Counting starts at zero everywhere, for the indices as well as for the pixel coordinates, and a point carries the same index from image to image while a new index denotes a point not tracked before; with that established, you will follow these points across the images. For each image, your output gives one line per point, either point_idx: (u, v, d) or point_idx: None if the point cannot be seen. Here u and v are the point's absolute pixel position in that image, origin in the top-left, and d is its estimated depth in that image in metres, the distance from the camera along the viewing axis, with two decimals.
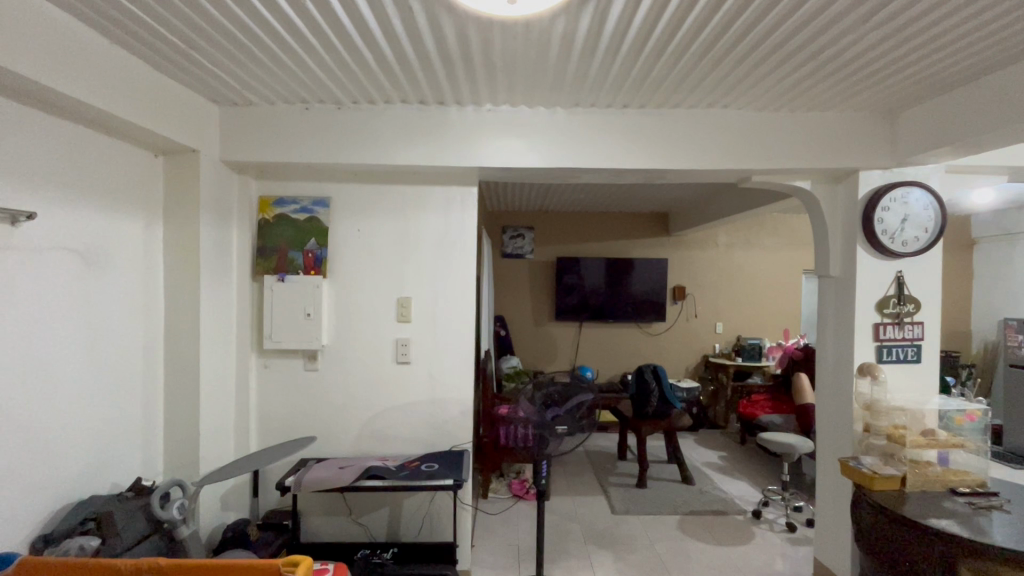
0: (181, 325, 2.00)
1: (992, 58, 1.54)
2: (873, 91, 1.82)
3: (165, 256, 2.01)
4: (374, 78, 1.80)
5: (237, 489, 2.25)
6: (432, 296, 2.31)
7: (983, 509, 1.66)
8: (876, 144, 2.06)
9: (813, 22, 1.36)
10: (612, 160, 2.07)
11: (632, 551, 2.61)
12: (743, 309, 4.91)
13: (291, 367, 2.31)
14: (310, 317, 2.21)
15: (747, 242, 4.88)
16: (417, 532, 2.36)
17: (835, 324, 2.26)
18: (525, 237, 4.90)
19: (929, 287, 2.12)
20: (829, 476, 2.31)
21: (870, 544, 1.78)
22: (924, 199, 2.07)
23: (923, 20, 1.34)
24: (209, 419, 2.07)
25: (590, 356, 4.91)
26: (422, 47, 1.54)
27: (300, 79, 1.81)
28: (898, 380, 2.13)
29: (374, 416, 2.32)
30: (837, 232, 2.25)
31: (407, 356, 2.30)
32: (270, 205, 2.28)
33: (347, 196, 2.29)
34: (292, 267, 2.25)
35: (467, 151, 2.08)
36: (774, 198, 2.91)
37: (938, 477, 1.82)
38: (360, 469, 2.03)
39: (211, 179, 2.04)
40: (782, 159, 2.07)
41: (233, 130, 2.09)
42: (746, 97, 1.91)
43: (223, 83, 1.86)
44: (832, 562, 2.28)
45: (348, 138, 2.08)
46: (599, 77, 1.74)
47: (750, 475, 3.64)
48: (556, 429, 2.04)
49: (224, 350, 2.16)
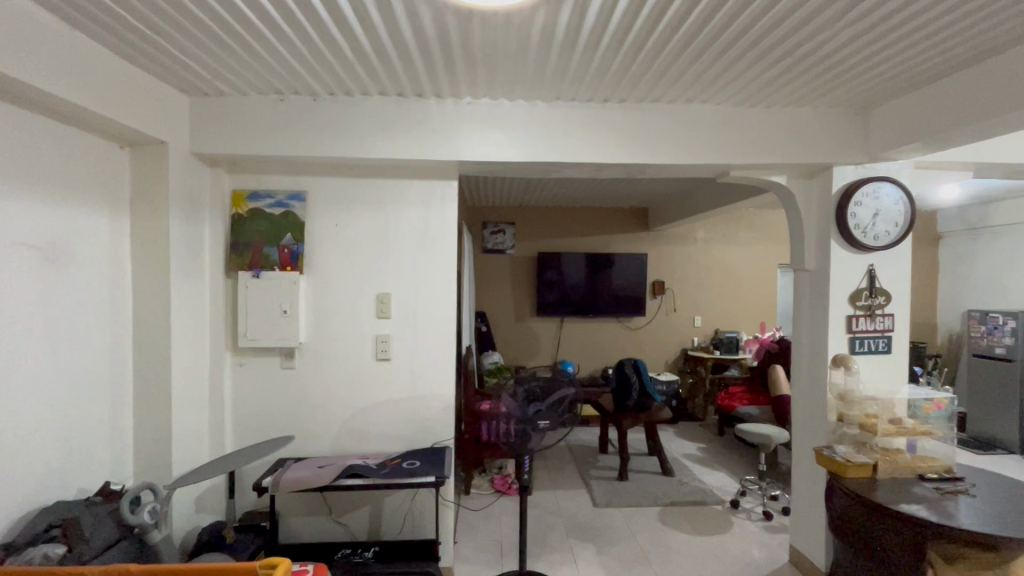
0: (151, 324, 1.94)
1: (959, 57, 1.59)
2: (847, 88, 1.86)
3: (132, 252, 1.93)
4: (349, 67, 1.74)
5: (212, 492, 2.19)
6: (412, 291, 2.28)
7: (951, 493, 1.73)
8: (850, 139, 2.10)
9: (790, 19, 1.38)
10: (592, 156, 2.07)
11: (613, 543, 2.64)
12: (721, 303, 4.99)
13: (267, 366, 2.25)
14: (287, 314, 2.17)
15: (725, 236, 4.96)
16: (399, 531, 2.33)
17: (810, 318, 2.31)
18: (506, 232, 4.88)
19: (900, 280, 2.18)
20: (805, 465, 2.36)
21: (844, 531, 1.83)
22: (894, 195, 2.13)
23: (896, 17, 1.36)
24: (182, 420, 2.00)
25: (571, 351, 4.93)
26: (400, 37, 1.51)
27: (272, 68, 1.75)
28: (871, 371, 2.19)
29: (354, 415, 2.28)
30: (812, 226, 2.29)
31: (387, 353, 2.27)
32: (244, 198, 2.21)
33: (324, 190, 2.24)
34: (267, 262, 2.20)
35: (447, 144, 2.05)
36: (752, 193, 2.96)
37: (908, 464, 1.88)
38: (340, 468, 2.00)
39: (180, 172, 1.97)
40: (760, 153, 2.10)
41: (203, 121, 2.02)
42: (725, 93, 1.93)
43: (194, 73, 1.79)
44: (807, 549, 2.34)
45: (327, 130, 2.03)
46: (579, 71, 1.74)
47: (728, 466, 3.71)
48: (539, 423, 2.04)
49: (199, 349, 2.11)
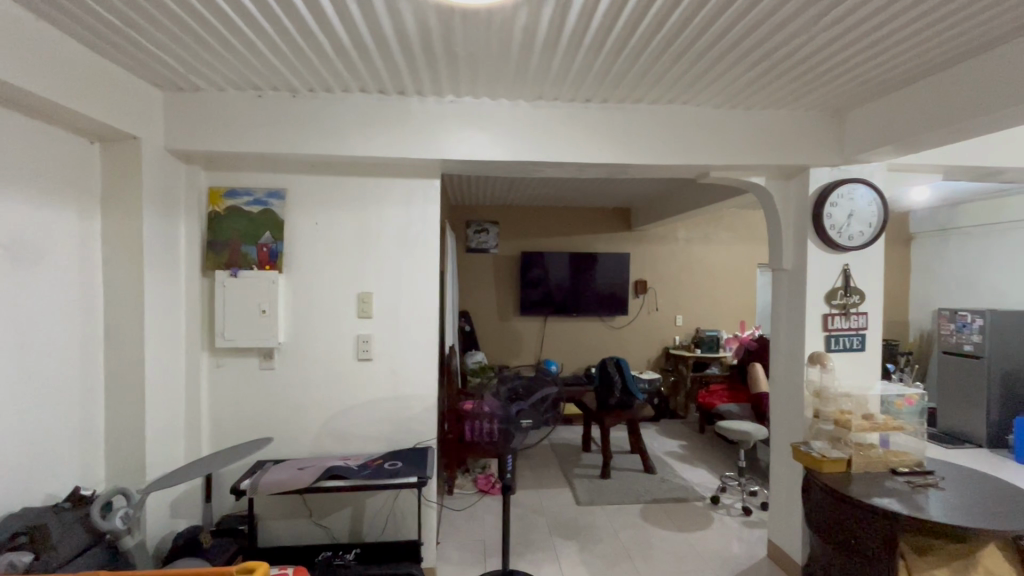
0: (124, 325, 1.88)
1: (929, 63, 1.64)
2: (822, 91, 1.90)
3: (103, 250, 1.88)
4: (329, 64, 1.72)
5: (188, 495, 2.15)
6: (394, 290, 2.26)
7: (921, 486, 1.78)
8: (826, 142, 2.15)
9: (767, 22, 1.40)
10: (574, 155, 2.07)
11: (596, 541, 2.66)
12: (701, 302, 5.05)
13: (245, 366, 2.21)
14: (266, 314, 2.13)
15: (706, 236, 5.03)
16: (381, 532, 2.31)
17: (787, 316, 2.35)
18: (489, 231, 4.88)
19: (874, 279, 2.23)
20: (783, 460, 2.41)
21: (819, 525, 1.86)
22: (868, 196, 2.18)
23: (870, 22, 1.39)
24: (156, 422, 1.95)
25: (555, 350, 4.94)
26: (381, 34, 1.49)
27: (249, 62, 1.71)
28: (846, 368, 2.24)
29: (335, 415, 2.26)
30: (789, 226, 2.33)
31: (368, 353, 2.25)
32: (221, 196, 2.17)
33: (304, 188, 2.21)
34: (245, 261, 2.16)
35: (429, 142, 2.04)
36: (732, 194, 3.00)
37: (880, 458, 1.93)
38: (320, 469, 1.98)
39: (154, 168, 1.92)
40: (739, 154, 2.13)
41: (178, 116, 1.97)
42: (705, 94, 1.95)
43: (168, 67, 1.75)
44: (785, 543, 2.39)
45: (307, 127, 2.00)
46: (561, 70, 1.74)
47: (708, 462, 3.77)
48: (521, 423, 2.02)
49: (174, 349, 2.06)
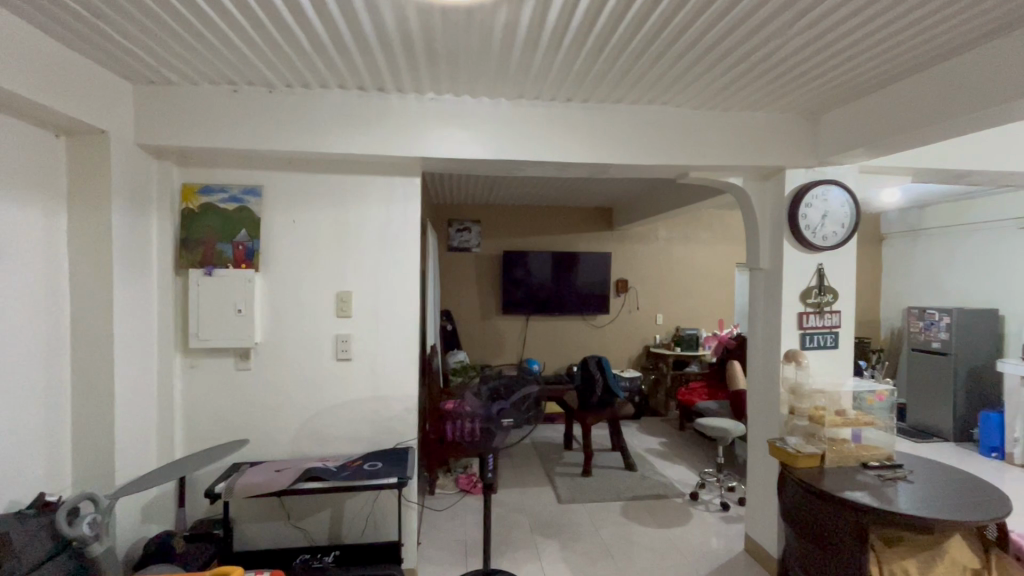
0: (92, 325, 1.83)
1: (898, 67, 1.68)
2: (797, 94, 1.94)
3: (70, 248, 1.82)
4: (306, 59, 1.69)
5: (161, 499, 2.09)
6: (374, 289, 2.23)
7: (891, 480, 1.83)
8: (801, 144, 2.20)
9: (744, 25, 1.42)
10: (555, 155, 2.08)
11: (577, 538, 2.67)
12: (681, 301, 5.12)
13: (220, 367, 2.17)
14: (242, 313, 2.09)
15: (685, 236, 5.09)
16: (361, 534, 2.29)
17: (764, 315, 2.40)
18: (472, 230, 4.86)
19: (847, 279, 2.29)
20: (760, 456, 2.45)
21: (794, 518, 1.90)
22: (841, 197, 2.24)
23: (843, 26, 1.42)
24: (127, 424, 1.90)
25: (537, 349, 4.96)
26: (360, 30, 1.47)
27: (224, 57, 1.68)
28: (820, 365, 2.29)
29: (314, 416, 2.22)
30: (766, 226, 2.38)
31: (348, 353, 2.22)
32: (195, 192, 2.12)
33: (281, 185, 2.17)
34: (221, 260, 2.11)
35: (409, 140, 2.02)
36: (711, 194, 3.04)
37: (852, 453, 1.97)
38: (298, 471, 1.95)
39: (124, 164, 1.86)
40: (717, 156, 2.16)
41: (148, 110, 1.91)
42: (683, 96, 1.98)
43: (139, 59, 1.70)
44: (761, 537, 2.44)
45: (284, 123, 1.97)
46: (542, 69, 1.74)
47: (687, 459, 3.82)
48: (503, 421, 2.03)
49: (146, 350, 2.00)
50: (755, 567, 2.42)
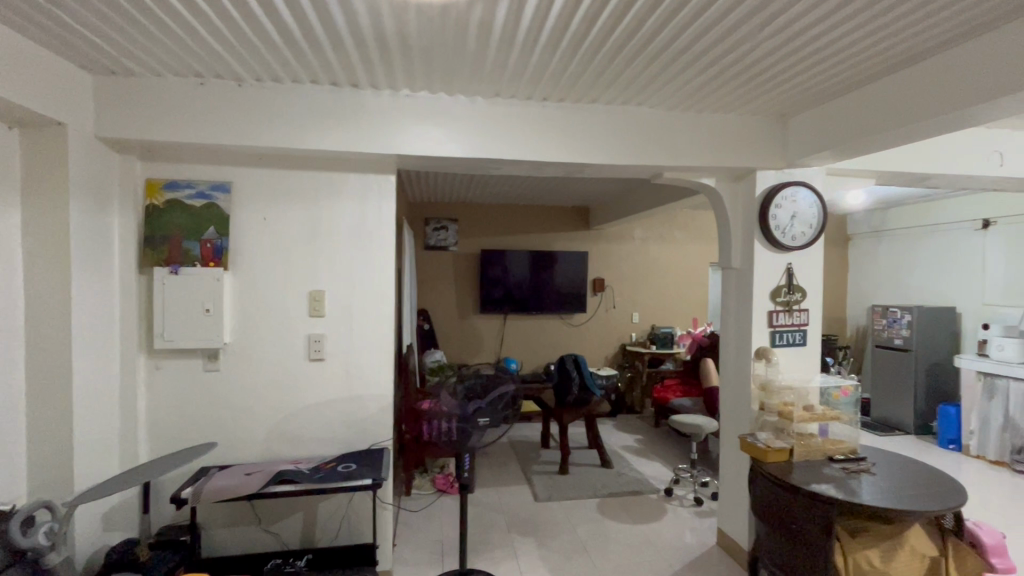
0: (48, 325, 1.75)
1: (863, 73, 1.74)
2: (768, 97, 1.98)
3: (24, 245, 1.74)
4: (276, 52, 1.65)
5: (123, 506, 2.02)
6: (347, 288, 2.20)
7: (855, 472, 1.89)
8: (770, 146, 2.25)
9: (716, 27, 1.44)
10: (531, 154, 2.08)
11: (553, 536, 2.68)
12: (656, 299, 5.19)
13: (187, 368, 2.10)
14: (210, 313, 2.02)
15: (661, 236, 5.17)
16: (334, 537, 2.25)
17: (736, 313, 2.45)
18: (449, 229, 4.83)
19: (814, 278, 2.35)
20: (731, 451, 2.50)
21: (764, 512, 1.95)
22: (809, 198, 2.29)
23: (811, 30, 1.46)
24: (86, 429, 1.82)
25: (514, 347, 4.96)
26: (332, 25, 1.44)
27: (190, 49, 1.62)
28: (789, 362, 2.35)
29: (285, 418, 2.18)
30: (737, 226, 2.43)
31: (321, 353, 2.18)
32: (159, 187, 2.05)
33: (250, 181, 2.11)
34: (187, 258, 2.04)
35: (383, 137, 1.99)
36: (684, 195, 3.09)
37: (819, 447, 2.03)
38: (268, 475, 1.90)
39: (83, 158, 1.79)
40: (690, 156, 2.19)
41: (109, 102, 1.84)
42: (658, 97, 2.00)
43: (98, 49, 1.63)
44: (733, 531, 2.49)
45: (254, 117, 1.92)
46: (518, 68, 1.74)
47: (662, 456, 3.88)
48: (479, 422, 2.03)
49: (106, 351, 1.92)
50: (728, 561, 2.46)
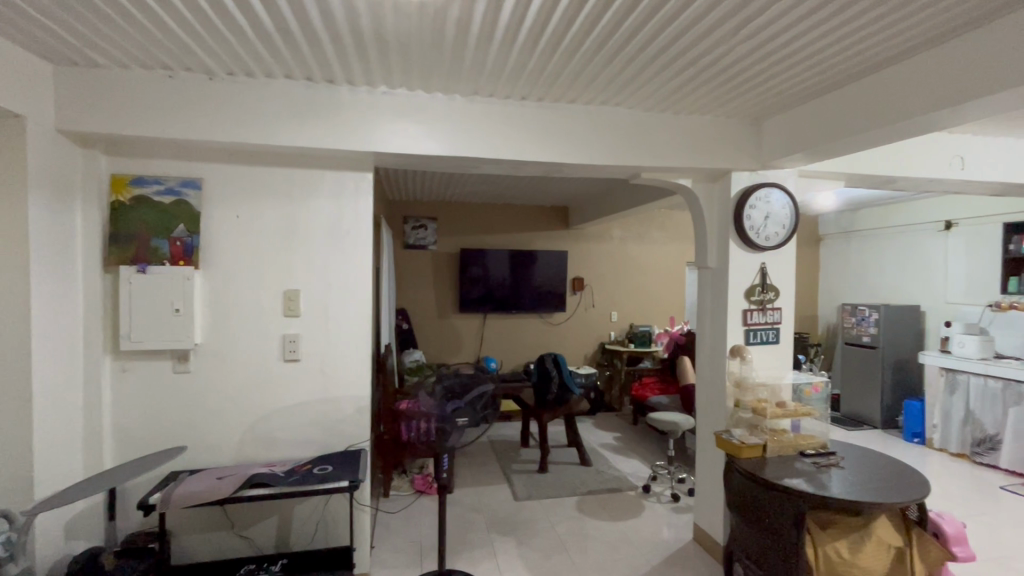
0: (5, 326, 1.67)
1: (833, 78, 1.79)
2: (742, 100, 2.02)
3: None
4: (248, 46, 1.60)
5: (88, 513, 1.95)
6: (323, 287, 2.16)
7: (825, 466, 1.94)
8: (744, 148, 2.30)
9: (692, 30, 1.46)
10: (510, 153, 2.08)
11: (533, 535, 2.69)
12: (635, 298, 5.25)
13: (155, 370, 2.04)
14: (180, 313, 1.97)
15: (639, 235, 5.23)
16: (310, 540, 2.21)
17: (712, 311, 2.49)
18: (428, 228, 4.79)
19: (787, 277, 2.41)
20: (707, 447, 2.55)
21: (739, 506, 1.98)
22: (782, 200, 2.34)
23: (782, 35, 1.49)
24: (46, 434, 1.75)
25: (494, 347, 4.95)
26: (306, 19, 1.42)
27: (157, 41, 1.58)
28: (763, 360, 2.40)
29: (259, 420, 2.13)
30: (713, 226, 2.47)
31: (296, 354, 2.14)
32: (126, 183, 1.98)
33: (222, 178, 2.06)
34: (156, 256, 1.98)
35: (360, 134, 1.96)
36: (661, 195, 3.13)
37: (791, 442, 2.08)
38: (241, 478, 1.86)
39: (43, 152, 1.72)
40: (667, 157, 2.22)
41: (71, 94, 1.77)
42: (636, 98, 2.02)
43: (60, 39, 1.57)
44: (709, 526, 2.53)
45: (225, 112, 1.87)
46: (497, 67, 1.73)
47: (640, 453, 3.92)
48: (458, 422, 2.00)
49: (69, 353, 1.85)
50: (703, 556, 2.50)
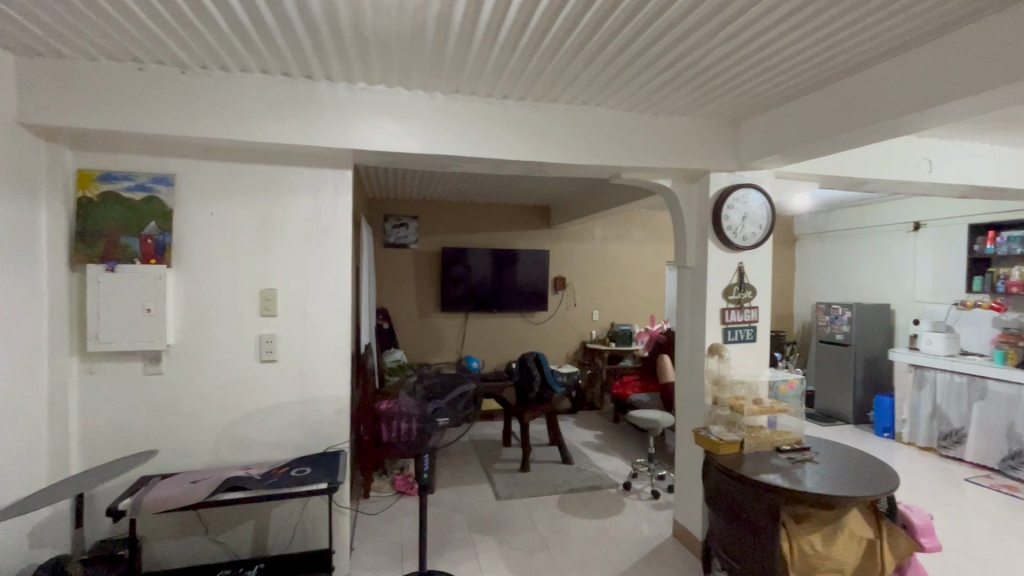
0: None
1: (806, 81, 1.83)
2: (720, 101, 2.05)
3: None
4: (223, 39, 1.57)
5: (54, 521, 1.88)
6: (301, 286, 2.12)
7: (800, 462, 1.98)
8: (723, 149, 2.33)
9: (671, 31, 1.48)
10: (491, 152, 2.07)
11: (514, 534, 2.69)
12: (616, 298, 5.29)
13: (125, 371, 1.97)
14: (151, 313, 1.91)
15: (620, 235, 5.27)
16: (288, 544, 2.17)
17: (691, 310, 2.52)
18: (409, 227, 4.76)
19: (763, 277, 2.45)
20: (686, 444, 2.58)
21: (718, 503, 2.01)
22: (759, 200, 2.39)
23: (758, 38, 1.52)
24: (8, 439, 1.69)
25: (476, 346, 4.94)
26: (283, 13, 1.39)
27: (127, 32, 1.53)
28: (740, 357, 2.44)
29: (235, 422, 2.08)
30: (692, 226, 2.50)
31: (273, 354, 2.10)
32: (94, 179, 1.91)
33: (196, 174, 2.01)
34: (126, 254, 1.92)
35: (338, 131, 1.93)
36: (642, 194, 3.16)
37: (768, 439, 2.11)
38: (215, 482, 1.82)
39: (5, 146, 1.65)
40: (647, 157, 2.24)
41: (35, 85, 1.70)
42: (616, 98, 2.03)
43: (22, 28, 1.51)
44: (687, 521, 2.57)
45: (198, 107, 1.82)
46: (478, 65, 1.73)
47: (621, 451, 3.96)
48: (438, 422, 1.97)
49: (33, 354, 1.78)
50: (682, 551, 2.54)
